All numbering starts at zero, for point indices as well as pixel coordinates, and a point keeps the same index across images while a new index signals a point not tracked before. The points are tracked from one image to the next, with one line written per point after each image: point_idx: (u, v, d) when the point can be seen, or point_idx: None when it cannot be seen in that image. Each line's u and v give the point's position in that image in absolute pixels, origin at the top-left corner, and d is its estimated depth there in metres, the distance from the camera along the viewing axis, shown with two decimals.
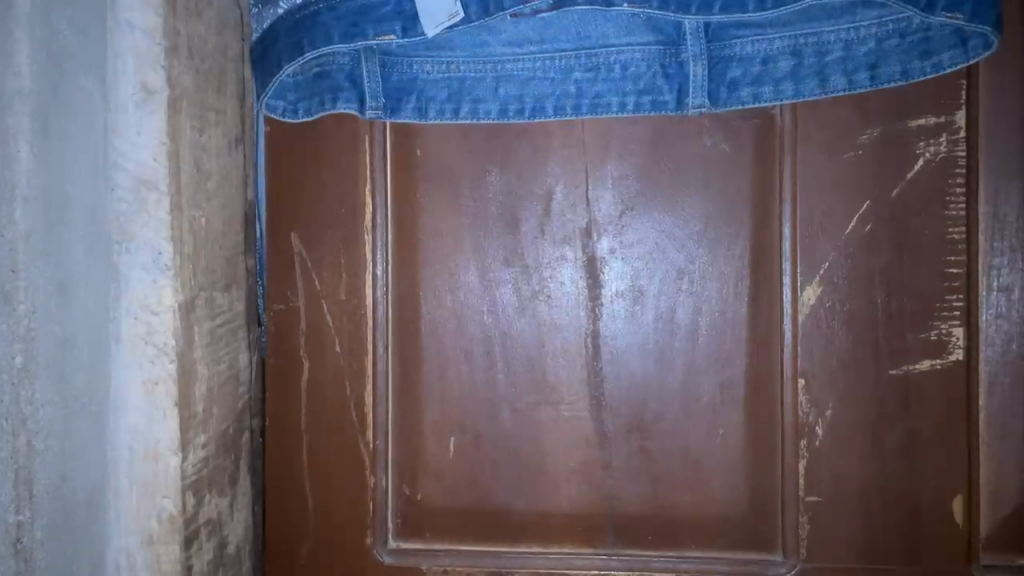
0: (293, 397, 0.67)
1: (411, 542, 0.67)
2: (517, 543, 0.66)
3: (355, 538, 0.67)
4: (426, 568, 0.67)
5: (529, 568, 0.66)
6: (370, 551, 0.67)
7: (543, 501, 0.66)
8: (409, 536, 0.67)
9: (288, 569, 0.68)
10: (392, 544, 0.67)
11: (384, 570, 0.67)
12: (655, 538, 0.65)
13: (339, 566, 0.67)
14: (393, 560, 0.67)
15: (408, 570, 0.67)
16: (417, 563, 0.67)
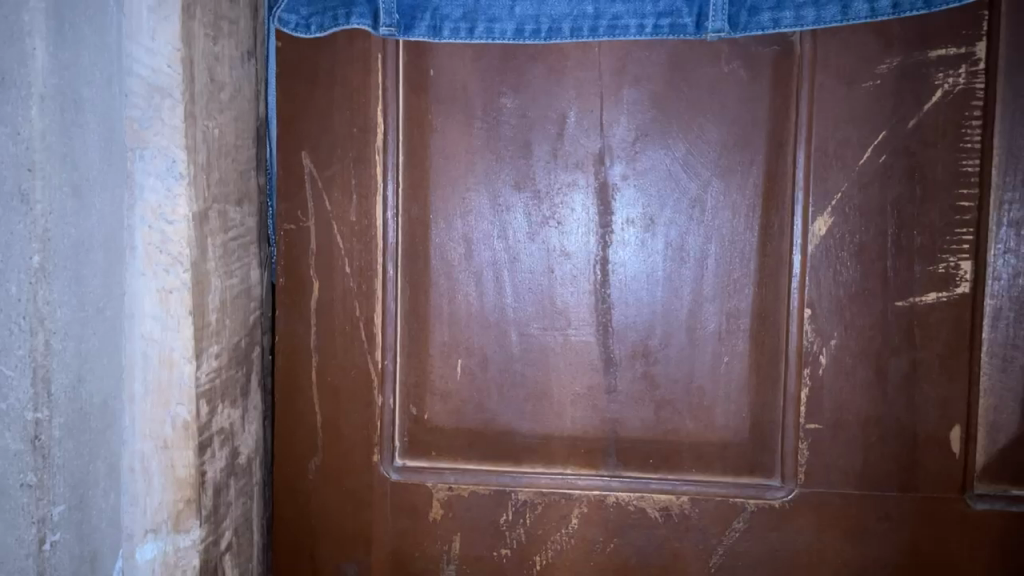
0: (302, 316, 0.68)
1: (420, 460, 0.68)
2: (520, 463, 0.66)
3: (362, 455, 0.68)
4: (430, 485, 0.67)
5: (532, 486, 0.66)
6: (376, 467, 0.67)
7: (547, 423, 0.66)
8: (415, 455, 0.68)
9: (293, 487, 0.68)
10: (399, 463, 0.68)
11: (389, 488, 0.67)
12: (656, 461, 0.65)
13: (344, 484, 0.68)
14: (399, 476, 0.67)
15: (412, 487, 0.67)
16: (422, 480, 0.67)
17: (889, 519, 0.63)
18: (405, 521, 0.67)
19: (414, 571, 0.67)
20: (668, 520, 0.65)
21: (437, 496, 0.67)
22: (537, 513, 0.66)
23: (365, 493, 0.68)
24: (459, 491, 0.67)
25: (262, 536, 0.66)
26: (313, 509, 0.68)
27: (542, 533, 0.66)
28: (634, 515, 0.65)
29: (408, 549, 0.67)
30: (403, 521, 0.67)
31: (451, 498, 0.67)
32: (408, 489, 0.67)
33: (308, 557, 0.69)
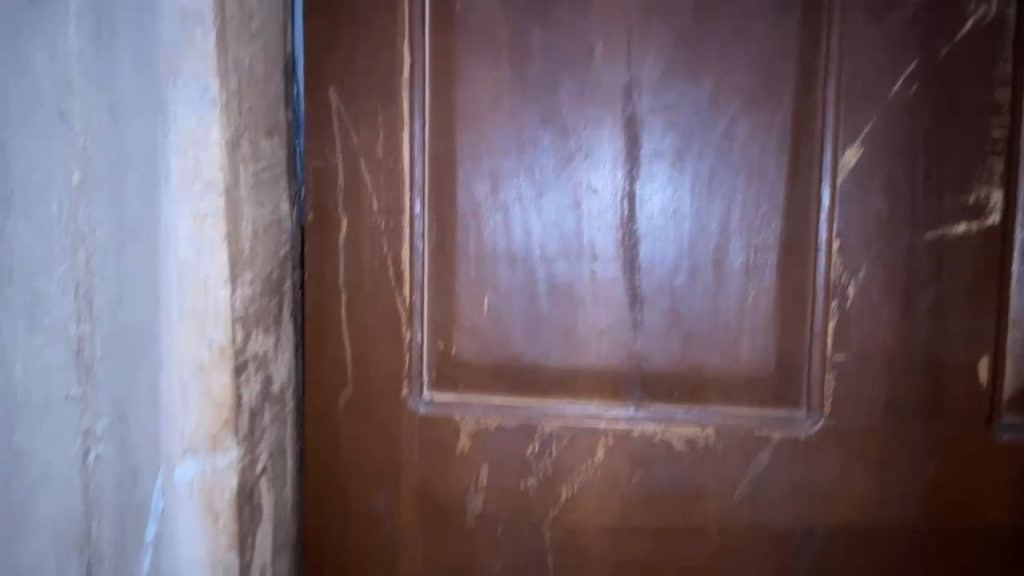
0: (330, 253, 0.68)
1: (447, 394, 0.68)
2: (546, 396, 0.67)
3: (391, 390, 0.68)
4: (459, 419, 0.67)
5: (559, 420, 0.66)
6: (403, 402, 0.68)
7: (574, 357, 0.66)
8: (443, 389, 0.68)
9: (322, 421, 0.69)
10: (427, 396, 0.68)
11: (417, 422, 0.68)
12: (681, 394, 0.65)
13: (373, 419, 0.68)
14: (428, 411, 0.68)
15: (441, 421, 0.67)
16: (450, 415, 0.67)
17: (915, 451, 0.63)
18: (433, 455, 0.68)
19: (442, 504, 0.68)
20: (693, 453, 0.65)
21: (463, 430, 0.67)
22: (563, 447, 0.67)
23: (394, 426, 0.68)
24: (486, 426, 0.67)
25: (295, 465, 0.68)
26: (341, 443, 0.69)
27: (568, 465, 0.67)
28: (659, 448, 0.65)
29: (436, 482, 0.68)
30: (431, 455, 0.68)
31: (478, 431, 0.67)
32: (436, 423, 0.68)
33: (336, 491, 0.69)
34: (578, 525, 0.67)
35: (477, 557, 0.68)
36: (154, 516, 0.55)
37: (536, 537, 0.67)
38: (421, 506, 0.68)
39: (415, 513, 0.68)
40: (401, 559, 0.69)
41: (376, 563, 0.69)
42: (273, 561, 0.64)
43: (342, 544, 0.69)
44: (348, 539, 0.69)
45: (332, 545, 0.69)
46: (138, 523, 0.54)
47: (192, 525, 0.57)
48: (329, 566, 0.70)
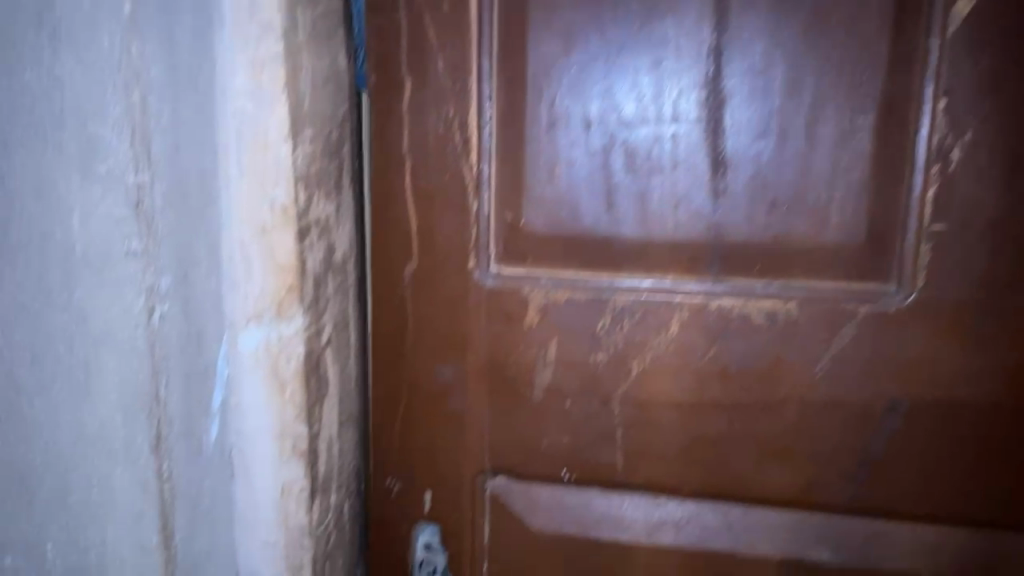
0: (394, 117, 0.64)
1: (514, 267, 0.65)
2: (619, 269, 0.64)
3: (458, 259, 0.66)
4: (527, 291, 0.65)
5: (632, 293, 0.64)
6: (470, 274, 0.66)
7: (650, 228, 0.63)
8: (511, 261, 0.65)
9: (389, 291, 0.67)
10: (494, 268, 0.66)
11: (484, 294, 0.66)
12: (763, 267, 0.62)
13: (440, 289, 0.66)
14: (495, 282, 0.65)
15: (508, 293, 0.65)
16: (518, 286, 0.65)
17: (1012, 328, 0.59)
18: (501, 326, 0.66)
19: (511, 375, 0.67)
20: (773, 326, 0.62)
21: (532, 302, 0.65)
22: (636, 319, 0.64)
23: (461, 297, 0.66)
24: (556, 298, 0.65)
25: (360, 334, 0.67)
26: (408, 313, 0.68)
27: (639, 339, 0.65)
28: (737, 321, 0.63)
29: (503, 353, 0.67)
30: (499, 326, 0.66)
31: (547, 304, 0.65)
32: (503, 295, 0.65)
33: (403, 360, 0.69)
34: (647, 401, 0.65)
35: (543, 431, 0.68)
36: (221, 383, 0.54)
37: (606, 412, 0.66)
38: (489, 377, 0.67)
39: (482, 386, 0.68)
40: (468, 430, 0.69)
41: (443, 434, 0.69)
42: (339, 434, 0.61)
43: (410, 411, 0.69)
44: (417, 408, 0.69)
45: (399, 413, 0.70)
46: (205, 386, 0.53)
47: (257, 393, 0.55)
48: (395, 435, 0.70)
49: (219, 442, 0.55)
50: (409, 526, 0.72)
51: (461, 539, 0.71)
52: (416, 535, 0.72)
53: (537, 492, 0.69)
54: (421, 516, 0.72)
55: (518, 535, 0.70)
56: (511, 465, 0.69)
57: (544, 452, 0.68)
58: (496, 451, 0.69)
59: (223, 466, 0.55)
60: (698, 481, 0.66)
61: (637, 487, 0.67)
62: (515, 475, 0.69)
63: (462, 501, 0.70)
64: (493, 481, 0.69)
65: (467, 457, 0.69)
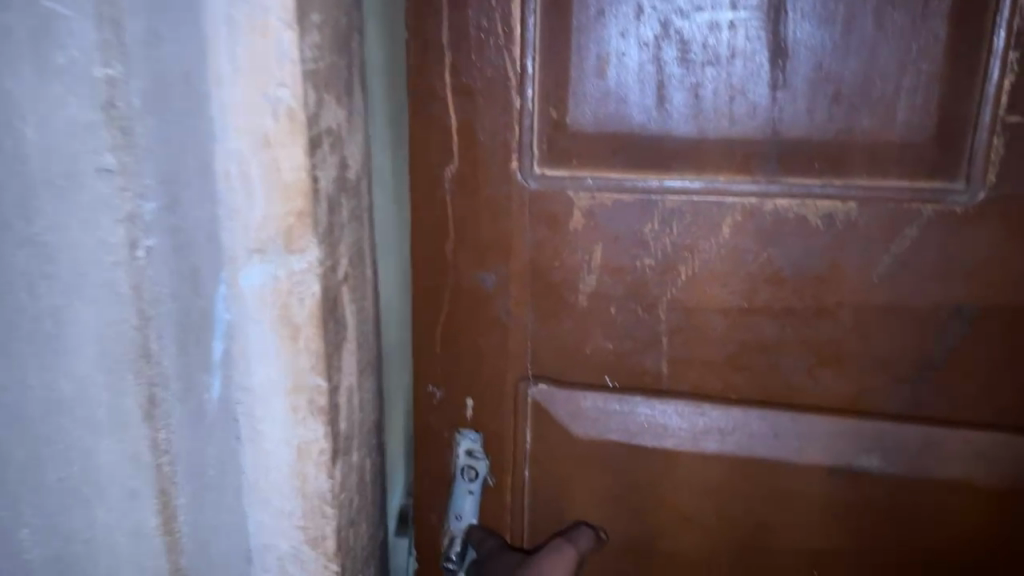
0: (433, 9, 0.58)
1: (559, 170, 0.60)
2: (668, 170, 0.58)
3: (500, 161, 0.60)
4: (573, 194, 0.60)
5: (682, 195, 0.59)
6: (509, 177, 0.61)
7: (705, 123, 0.57)
8: (556, 163, 0.60)
9: (431, 194, 0.63)
10: (538, 171, 0.60)
11: (526, 198, 0.61)
12: (823, 165, 0.56)
13: (482, 189, 0.61)
14: (537, 186, 0.60)
15: (552, 196, 0.60)
16: (563, 189, 0.60)
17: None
18: (545, 232, 0.61)
19: (556, 282, 0.63)
20: (829, 229, 0.58)
21: (578, 207, 0.60)
22: (687, 224, 0.59)
23: (504, 201, 0.61)
24: (602, 201, 0.60)
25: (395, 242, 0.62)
26: (448, 215, 0.63)
27: (689, 244, 0.60)
28: (791, 224, 0.58)
29: (548, 259, 0.62)
30: (543, 231, 0.62)
31: (592, 208, 0.60)
32: (547, 199, 0.61)
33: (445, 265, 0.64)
34: (695, 310, 0.61)
35: (587, 340, 0.64)
36: (217, 333, 0.44)
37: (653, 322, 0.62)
38: (532, 284, 0.63)
39: (526, 295, 0.63)
40: (509, 339, 0.65)
41: (483, 342, 0.65)
42: (359, 383, 0.52)
43: (450, 325, 0.66)
44: (456, 314, 0.65)
45: (440, 320, 0.66)
46: (199, 330, 0.43)
47: (266, 346, 0.45)
48: (434, 343, 0.66)
49: (219, 401, 0.45)
50: (449, 434, 0.69)
51: (502, 449, 0.68)
52: (456, 446, 0.69)
53: (581, 400, 0.65)
54: (460, 426, 0.68)
55: (560, 443, 0.66)
56: (555, 372, 0.65)
57: (587, 357, 0.64)
58: (539, 360, 0.65)
59: (225, 429, 0.46)
60: (748, 391, 0.63)
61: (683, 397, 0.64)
62: (559, 381, 0.65)
63: (504, 412, 0.67)
64: (537, 389, 0.65)
65: (507, 367, 0.66)
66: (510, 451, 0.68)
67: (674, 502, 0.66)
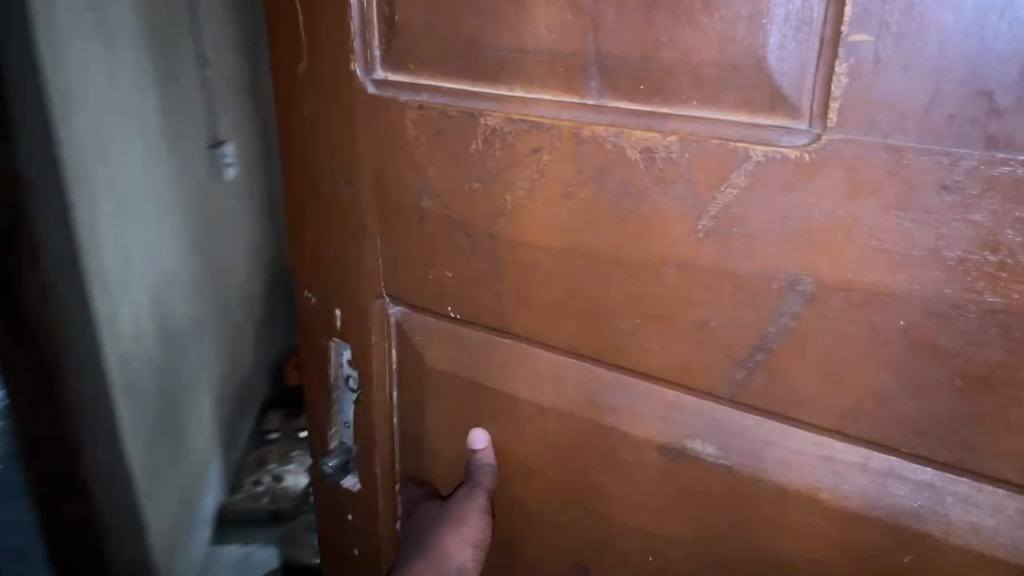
0: None
1: (396, 75, 0.57)
2: (491, 83, 0.53)
3: (339, 63, 0.60)
4: (405, 103, 0.57)
5: (505, 111, 0.53)
6: (353, 76, 0.59)
7: (521, 31, 0.51)
8: (393, 67, 0.58)
9: (291, 92, 0.64)
10: (378, 75, 0.58)
11: (365, 103, 0.60)
12: (648, 89, 0.48)
13: (323, 91, 0.62)
14: (375, 93, 0.59)
15: (387, 104, 0.58)
16: (396, 96, 0.58)
17: (951, 192, 0.40)
18: (382, 143, 0.60)
19: (397, 197, 0.62)
20: (651, 166, 0.49)
21: (409, 117, 0.58)
22: (507, 145, 0.54)
23: (346, 105, 0.61)
24: (430, 112, 0.56)
25: (126, 242, 1.23)
26: (306, 119, 0.64)
27: (512, 170, 0.55)
28: (610, 156, 0.50)
29: (389, 171, 0.61)
30: (381, 142, 0.60)
31: (422, 119, 0.57)
32: (385, 106, 0.59)
33: (304, 167, 0.66)
34: (523, 244, 0.56)
35: (434, 261, 0.62)
36: None
37: (488, 252, 0.58)
38: (379, 197, 0.63)
39: (375, 206, 0.63)
40: (365, 251, 0.66)
41: (345, 246, 0.67)
42: None
43: (318, 229, 0.68)
44: (324, 223, 0.67)
45: (312, 227, 0.68)
46: None
47: None
48: (308, 247, 0.70)
49: None
50: (328, 344, 0.73)
51: (372, 365, 0.70)
52: (331, 352, 0.73)
53: (432, 324, 0.65)
54: (335, 334, 0.72)
55: (416, 368, 0.68)
56: (407, 293, 0.65)
57: (432, 284, 0.63)
58: (393, 275, 0.65)
59: None
60: (578, 342, 0.57)
61: (512, 339, 0.60)
62: (412, 305, 0.66)
63: (367, 324, 0.69)
64: (393, 307, 0.67)
65: (367, 275, 0.67)
66: (377, 367, 0.70)
67: (520, 452, 0.64)
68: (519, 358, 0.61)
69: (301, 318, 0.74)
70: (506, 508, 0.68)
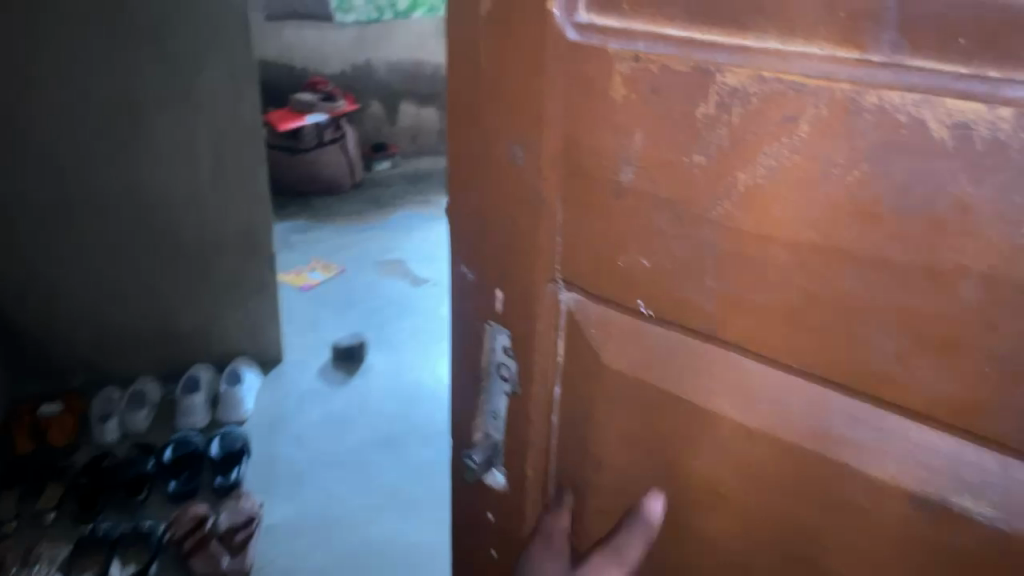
0: None
1: (607, 17, 0.47)
2: (737, 32, 0.42)
3: (535, 3, 0.49)
4: (614, 53, 0.47)
5: (754, 67, 0.42)
6: (550, 17, 0.49)
7: None
8: (604, 7, 0.47)
9: (471, 39, 0.55)
10: (581, 17, 0.48)
11: (563, 51, 0.49)
12: (972, 44, 0.35)
13: (512, 35, 0.52)
14: (576, 39, 0.48)
15: (591, 54, 0.48)
16: (604, 44, 0.47)
17: None
18: (579, 100, 0.49)
19: (588, 167, 0.51)
20: (962, 148, 0.37)
21: (617, 71, 0.47)
22: (750, 112, 0.43)
23: (538, 54, 0.50)
24: (647, 66, 0.46)
25: None
26: (485, 69, 0.54)
27: (752, 143, 0.43)
28: (902, 133, 0.38)
29: (582, 136, 0.50)
30: (577, 99, 0.50)
31: (635, 74, 0.46)
32: (587, 57, 0.48)
33: (476, 125, 0.57)
34: (755, 235, 0.45)
35: (626, 248, 0.51)
36: None
37: (702, 239, 0.47)
38: (565, 165, 0.52)
39: (557, 174, 0.53)
40: (540, 228, 0.56)
41: (517, 220, 0.57)
42: None
43: (485, 196, 0.59)
44: (494, 190, 0.58)
45: (479, 193, 0.59)
46: None
47: None
48: (472, 216, 0.61)
49: None
50: (484, 327, 0.64)
51: (533, 356, 0.61)
52: (487, 336, 0.64)
53: (614, 320, 0.54)
54: (493, 316, 0.63)
55: (589, 367, 0.57)
56: (588, 281, 0.55)
57: (622, 274, 0.52)
58: (572, 256, 0.55)
59: None
60: (813, 360, 0.45)
61: (720, 346, 0.49)
62: (593, 297, 0.55)
63: (532, 312, 0.59)
64: (566, 293, 0.56)
65: (538, 254, 0.57)
66: (541, 359, 0.60)
67: (713, 479, 0.53)
68: (728, 370, 0.49)
69: (458, 293, 0.66)
70: (682, 543, 0.57)
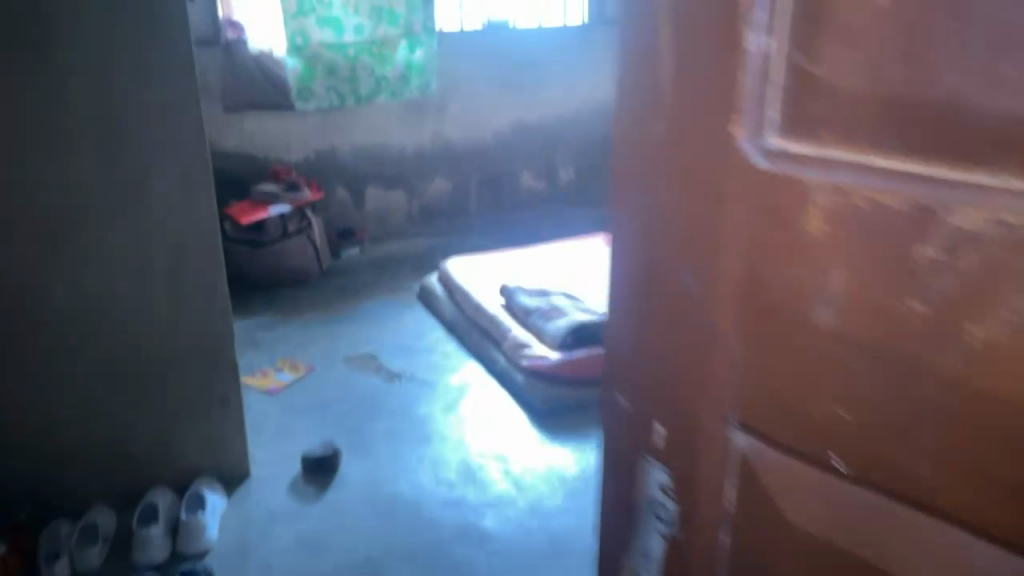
0: None
1: (802, 142, 0.41)
2: (976, 167, 0.36)
3: (718, 128, 0.45)
4: (812, 184, 0.41)
5: (999, 210, 0.35)
6: (734, 143, 0.44)
7: None
8: (798, 131, 0.41)
9: (646, 165, 0.52)
10: (771, 140, 0.42)
11: (748, 178, 0.44)
12: None
13: (690, 160, 0.48)
14: (766, 165, 0.43)
15: (784, 184, 0.42)
16: (800, 173, 0.42)
17: None
18: (768, 233, 0.44)
19: (777, 304, 0.45)
20: None
21: (817, 203, 0.42)
22: (992, 260, 0.36)
23: (721, 181, 0.46)
24: (856, 201, 0.40)
25: None
26: (660, 196, 0.51)
27: (996, 295, 0.36)
28: None
29: (769, 269, 0.44)
30: (765, 231, 0.44)
31: (841, 208, 0.41)
32: (779, 186, 0.43)
33: (647, 252, 0.54)
34: (998, 399, 0.38)
35: (823, 395, 0.44)
36: None
37: (924, 393, 0.40)
38: (746, 300, 0.46)
39: (734, 309, 0.47)
40: (712, 364, 0.50)
41: (686, 354, 0.52)
42: None
43: (653, 325, 0.55)
44: (663, 319, 0.53)
45: (648, 320, 0.55)
46: None
47: None
48: (638, 345, 0.57)
49: None
50: (641, 462, 0.59)
51: (697, 504, 0.54)
52: (644, 474, 0.59)
53: (802, 475, 0.47)
54: (653, 452, 0.58)
55: (766, 524, 0.49)
56: (769, 427, 0.47)
57: (820, 425, 0.45)
58: (748, 398, 0.48)
59: None
60: None
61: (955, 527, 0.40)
62: (775, 445, 0.47)
63: (698, 453, 0.53)
64: (741, 437, 0.49)
65: (708, 393, 0.51)
66: (705, 508, 0.54)
67: None
68: (959, 552, 0.41)
69: (618, 424, 0.62)
70: None
